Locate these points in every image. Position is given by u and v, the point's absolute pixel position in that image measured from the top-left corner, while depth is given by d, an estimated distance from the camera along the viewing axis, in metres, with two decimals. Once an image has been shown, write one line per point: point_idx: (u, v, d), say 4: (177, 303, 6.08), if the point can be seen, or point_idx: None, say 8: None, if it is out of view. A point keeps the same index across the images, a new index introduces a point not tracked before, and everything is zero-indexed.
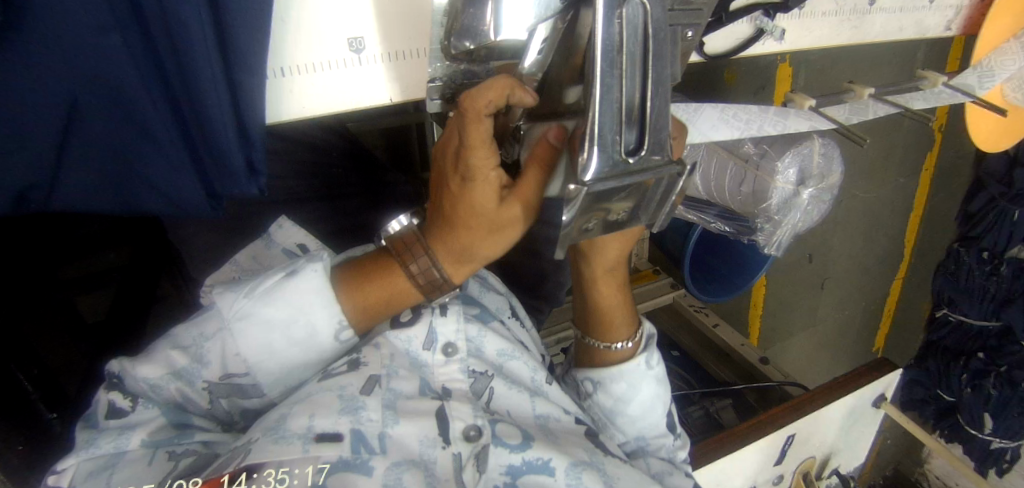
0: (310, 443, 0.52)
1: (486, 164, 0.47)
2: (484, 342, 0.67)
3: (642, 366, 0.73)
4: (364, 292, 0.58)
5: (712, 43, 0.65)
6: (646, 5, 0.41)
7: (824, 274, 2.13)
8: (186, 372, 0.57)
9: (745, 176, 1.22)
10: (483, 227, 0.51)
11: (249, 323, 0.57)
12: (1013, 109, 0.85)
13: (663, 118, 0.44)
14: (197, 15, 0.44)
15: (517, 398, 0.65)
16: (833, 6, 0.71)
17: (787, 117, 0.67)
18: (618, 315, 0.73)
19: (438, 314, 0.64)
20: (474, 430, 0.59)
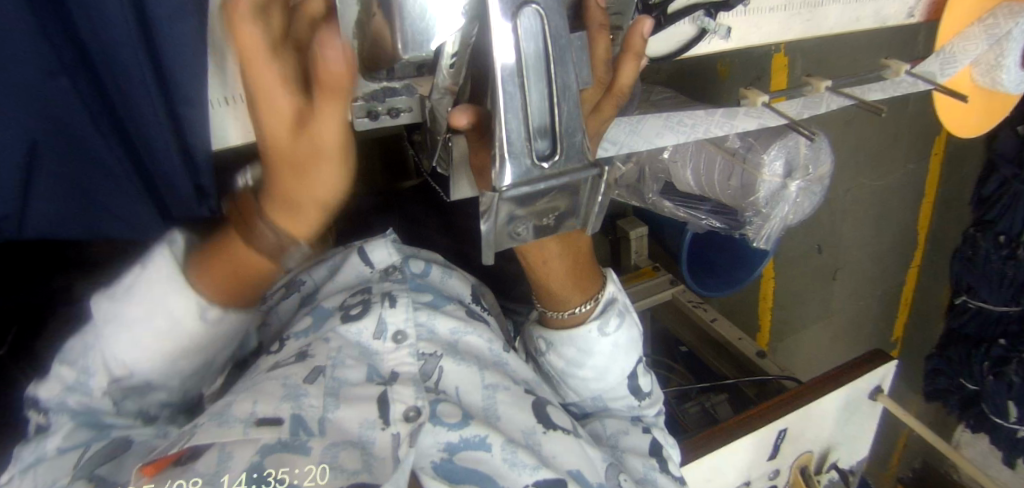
0: (250, 426, 0.53)
1: (271, 87, 0.45)
2: (436, 324, 0.70)
3: (595, 332, 0.75)
4: (212, 262, 0.54)
5: (653, 46, 0.67)
6: (542, 15, 0.43)
7: (836, 264, 2.10)
8: (77, 383, 0.54)
9: (734, 170, 1.29)
10: (301, 155, 0.48)
11: (118, 327, 0.53)
12: (983, 92, 0.83)
13: (574, 122, 0.47)
14: (136, 55, 0.49)
15: (466, 375, 0.68)
16: (782, 1, 0.71)
17: (734, 118, 0.69)
18: (566, 286, 0.73)
19: (386, 306, 0.67)
20: (413, 411, 0.59)
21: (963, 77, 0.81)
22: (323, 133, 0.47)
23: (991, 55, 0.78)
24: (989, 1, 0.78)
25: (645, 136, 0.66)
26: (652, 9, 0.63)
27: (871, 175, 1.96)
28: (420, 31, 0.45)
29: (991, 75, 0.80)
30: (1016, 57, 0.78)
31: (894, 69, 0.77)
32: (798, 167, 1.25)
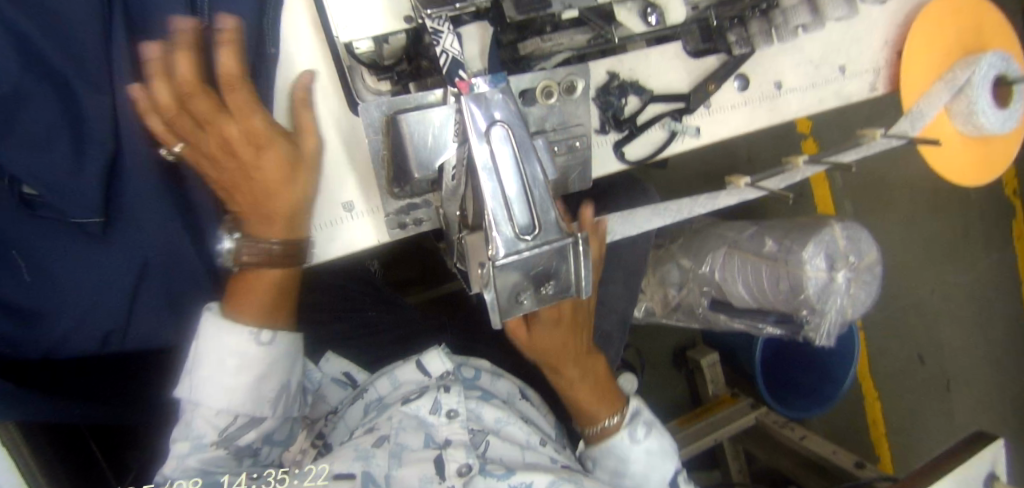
0: (328, 479, 0.64)
1: (228, 122, 0.56)
2: (482, 411, 0.78)
3: (628, 440, 0.80)
4: (251, 301, 0.63)
5: (631, 151, 0.79)
6: (506, 126, 0.57)
7: (945, 373, 1.93)
8: (189, 449, 0.63)
9: (779, 275, 1.30)
10: (256, 178, 0.58)
11: (203, 387, 0.63)
12: (971, 138, 0.88)
13: (545, 202, 0.58)
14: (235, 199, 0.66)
15: (509, 448, 0.74)
16: (740, 99, 0.83)
17: (716, 198, 0.78)
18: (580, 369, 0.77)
19: (442, 391, 0.75)
20: (466, 467, 0.69)
21: (942, 122, 0.86)
22: (267, 157, 0.58)
23: (961, 103, 0.85)
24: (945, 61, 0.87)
25: (636, 224, 0.76)
26: (623, 122, 0.77)
27: (953, 270, 1.94)
28: (429, 152, 0.60)
29: (970, 122, 0.86)
30: (987, 100, 0.85)
31: (870, 135, 0.86)
32: (839, 259, 1.27)
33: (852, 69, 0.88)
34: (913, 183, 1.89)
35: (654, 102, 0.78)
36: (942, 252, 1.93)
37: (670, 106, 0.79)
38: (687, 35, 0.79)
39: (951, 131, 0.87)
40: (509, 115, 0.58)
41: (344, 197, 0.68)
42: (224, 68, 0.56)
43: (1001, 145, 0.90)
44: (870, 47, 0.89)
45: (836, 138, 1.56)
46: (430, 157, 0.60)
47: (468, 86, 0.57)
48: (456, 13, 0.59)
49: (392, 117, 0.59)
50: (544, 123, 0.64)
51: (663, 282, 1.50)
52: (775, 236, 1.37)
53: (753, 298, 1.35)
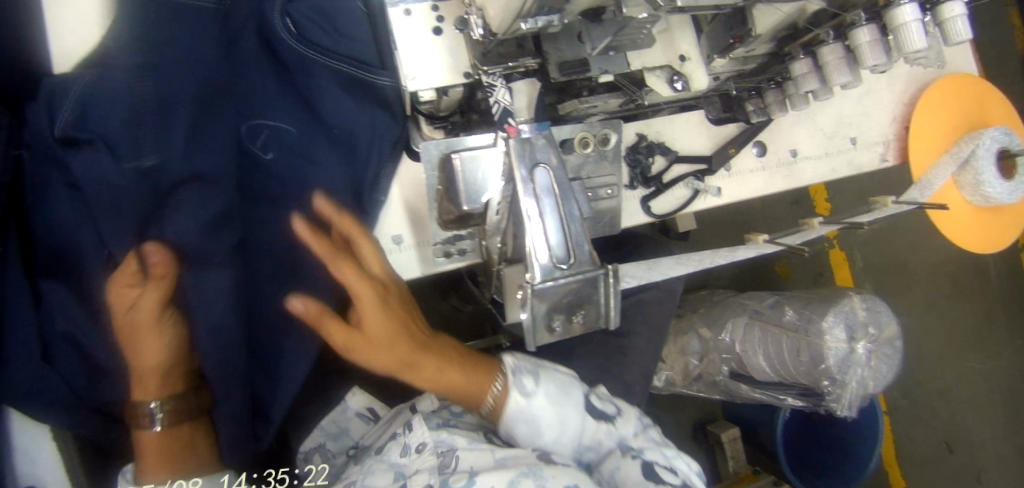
0: None
1: (132, 298, 0.64)
2: (453, 439, 0.75)
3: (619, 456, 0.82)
4: (156, 460, 0.66)
5: (657, 205, 0.85)
6: (549, 169, 0.64)
7: (976, 465, 1.86)
8: None
9: (799, 346, 1.31)
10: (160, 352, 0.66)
11: None
12: (980, 210, 0.94)
13: (580, 237, 0.64)
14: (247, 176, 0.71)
15: (479, 456, 0.72)
16: (758, 165, 0.90)
17: (737, 252, 0.84)
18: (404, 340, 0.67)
19: (405, 431, 0.76)
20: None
21: (950, 190, 0.93)
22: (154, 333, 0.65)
23: (968, 174, 0.92)
24: (951, 136, 0.95)
25: (661, 271, 0.81)
26: (651, 179, 0.84)
27: (978, 357, 1.92)
28: (476, 189, 0.65)
29: (978, 192, 0.92)
30: (993, 172, 0.90)
31: (882, 202, 0.93)
32: (859, 331, 1.28)
33: (863, 141, 0.95)
34: (932, 266, 1.92)
35: (679, 163, 0.86)
36: (967, 336, 1.92)
37: (693, 167, 0.87)
38: (709, 105, 0.88)
39: (961, 202, 0.93)
40: (550, 157, 0.65)
41: (397, 230, 0.76)
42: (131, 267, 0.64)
43: (1009, 215, 0.96)
44: (879, 122, 0.97)
45: (849, 206, 1.61)
46: (476, 193, 0.66)
47: (516, 131, 0.65)
48: (508, 71, 0.68)
49: (447, 156, 0.66)
50: (580, 172, 0.71)
51: (684, 350, 1.49)
52: (795, 307, 1.40)
53: (773, 369, 1.34)
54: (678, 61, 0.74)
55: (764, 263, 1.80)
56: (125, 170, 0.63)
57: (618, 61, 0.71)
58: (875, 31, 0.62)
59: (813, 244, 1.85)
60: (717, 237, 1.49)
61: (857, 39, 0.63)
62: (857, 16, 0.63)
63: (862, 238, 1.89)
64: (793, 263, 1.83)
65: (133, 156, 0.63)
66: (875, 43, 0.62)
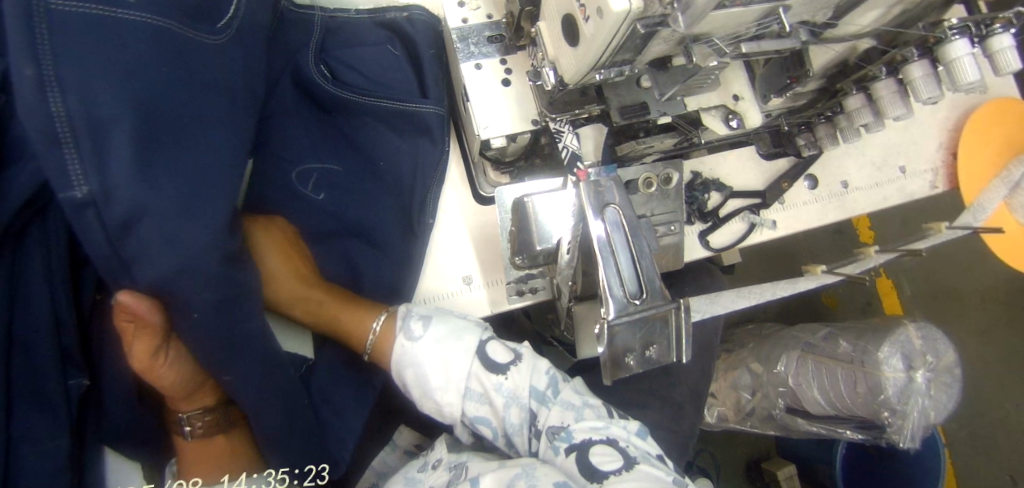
0: None
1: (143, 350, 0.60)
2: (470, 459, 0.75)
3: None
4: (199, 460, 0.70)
5: (715, 240, 0.87)
6: (619, 209, 0.67)
7: None
8: None
9: (855, 377, 1.30)
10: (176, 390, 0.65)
11: None
12: None
13: (651, 272, 0.66)
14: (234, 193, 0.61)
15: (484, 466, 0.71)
16: (811, 197, 0.92)
17: (797, 283, 0.85)
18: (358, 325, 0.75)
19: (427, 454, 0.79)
20: None
21: (1004, 212, 0.94)
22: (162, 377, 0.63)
23: (1021, 196, 0.93)
24: (998, 162, 0.96)
25: (724, 304, 0.82)
26: (707, 215, 0.86)
27: None
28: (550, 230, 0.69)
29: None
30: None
31: (935, 228, 0.94)
32: (917, 360, 1.26)
33: (912, 170, 0.97)
34: (982, 292, 1.88)
35: (734, 198, 0.88)
36: None
37: (748, 202, 0.89)
38: (759, 141, 0.90)
39: (1017, 225, 0.94)
40: (620, 198, 0.68)
41: (467, 271, 0.79)
42: (139, 318, 0.58)
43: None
44: (927, 150, 0.98)
45: (895, 235, 1.59)
46: (546, 232, 0.69)
47: (585, 174, 0.69)
48: (574, 117, 0.73)
49: (520, 200, 0.70)
50: (645, 210, 0.73)
51: (736, 384, 1.46)
52: (848, 338, 1.38)
53: (830, 403, 1.31)
54: (732, 101, 0.77)
55: (809, 293, 1.79)
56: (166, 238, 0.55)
57: (676, 103, 0.74)
58: (927, 65, 0.62)
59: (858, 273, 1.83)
60: (762, 270, 1.49)
61: (909, 75, 0.63)
62: (908, 53, 0.63)
63: (907, 266, 1.87)
64: (839, 293, 1.81)
65: (167, 216, 0.55)
66: (928, 77, 0.62)
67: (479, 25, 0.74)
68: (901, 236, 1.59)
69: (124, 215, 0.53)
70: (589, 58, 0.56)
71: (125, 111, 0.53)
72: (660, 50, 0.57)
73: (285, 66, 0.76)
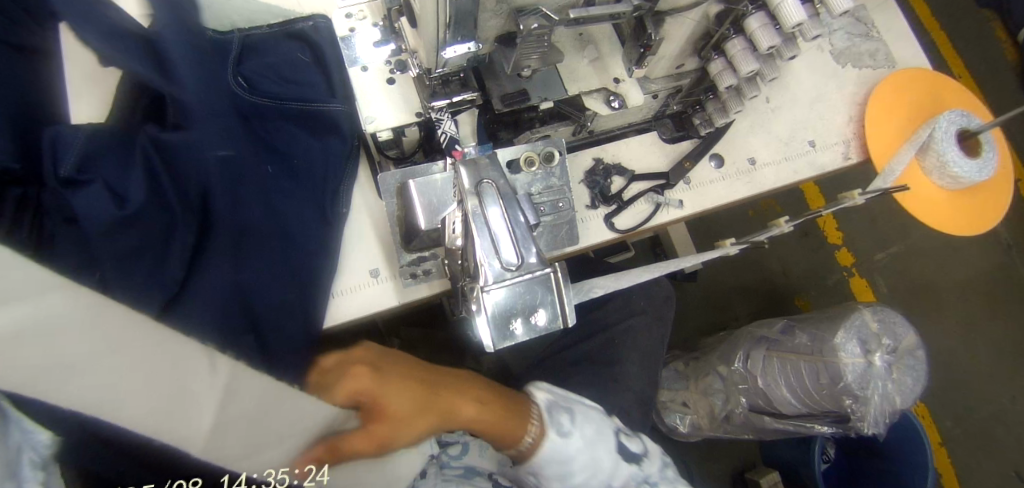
0: None
1: None
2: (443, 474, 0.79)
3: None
4: None
5: (621, 221, 0.90)
6: (494, 183, 0.70)
7: None
8: None
9: (817, 369, 1.26)
10: None
11: None
12: (956, 192, 0.93)
13: (527, 241, 0.69)
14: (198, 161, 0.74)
15: None
16: (717, 175, 0.94)
17: (702, 254, 0.86)
18: (505, 418, 0.73)
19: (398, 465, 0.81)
20: None
21: (915, 173, 0.93)
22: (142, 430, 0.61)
23: (931, 157, 0.92)
24: (909, 128, 0.97)
25: (628, 278, 0.83)
26: (610, 198, 0.89)
27: None
28: (433, 210, 0.72)
29: (945, 174, 0.91)
30: (955, 151, 0.90)
31: (848, 196, 0.94)
32: (875, 344, 1.24)
33: (821, 143, 0.99)
34: (963, 283, 1.84)
35: (636, 181, 0.91)
36: (1016, 353, 1.80)
37: (652, 183, 0.91)
38: (663, 126, 0.94)
39: (933, 188, 0.93)
40: (495, 173, 0.71)
41: (374, 264, 0.83)
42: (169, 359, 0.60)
43: (987, 192, 0.95)
44: (836, 124, 1.00)
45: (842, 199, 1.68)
46: (435, 212, 0.72)
47: (461, 154, 0.73)
48: (454, 106, 0.76)
49: (403, 184, 0.73)
50: (532, 188, 0.76)
51: (706, 392, 1.46)
52: (807, 330, 1.36)
53: (800, 401, 1.29)
54: (612, 83, 0.81)
55: (780, 293, 1.78)
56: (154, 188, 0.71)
57: (555, 88, 0.78)
58: (763, 17, 0.67)
59: (829, 272, 1.82)
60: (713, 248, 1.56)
61: (748, 28, 0.67)
62: (744, 7, 0.67)
63: (881, 262, 1.84)
64: (811, 295, 1.79)
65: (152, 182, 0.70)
66: (766, 26, 0.66)
67: (368, 30, 0.80)
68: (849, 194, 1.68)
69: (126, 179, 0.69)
70: (430, 35, 0.61)
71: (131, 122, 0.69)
72: (497, 25, 0.62)
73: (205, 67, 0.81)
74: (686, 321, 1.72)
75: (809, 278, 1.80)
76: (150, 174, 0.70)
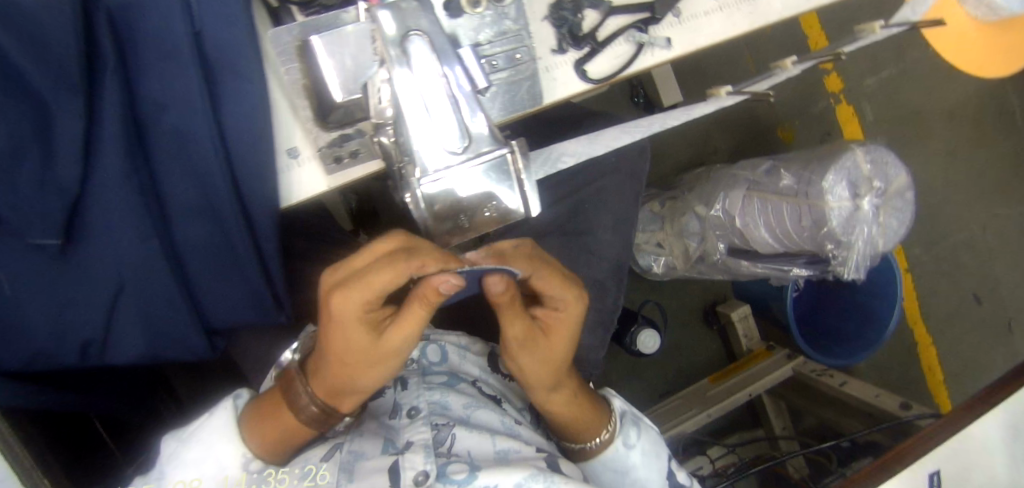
0: None
1: (355, 314, 0.56)
2: (448, 400, 0.72)
3: (623, 449, 0.75)
4: (270, 437, 0.62)
5: (594, 68, 0.73)
6: (423, 35, 0.52)
7: (1006, 312, 1.81)
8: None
9: (801, 211, 1.19)
10: (361, 362, 0.59)
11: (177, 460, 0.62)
12: (990, 24, 0.79)
13: (473, 115, 0.53)
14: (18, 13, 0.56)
15: (477, 439, 0.68)
16: (715, 4, 0.76)
17: (693, 109, 0.71)
18: (588, 418, 0.74)
19: (399, 390, 0.74)
20: (422, 475, 0.60)
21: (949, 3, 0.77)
22: (404, 332, 0.58)
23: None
24: None
25: (603, 142, 0.69)
26: (583, 39, 0.71)
27: (1008, 201, 1.79)
28: (352, 72, 0.55)
29: (984, 6, 0.76)
30: None
31: (868, 30, 0.78)
32: (864, 186, 1.15)
33: None
34: (955, 109, 1.74)
35: (615, 14, 0.72)
36: (992, 180, 1.77)
37: (634, 17, 0.73)
38: None
39: (965, 20, 0.78)
40: (431, 23, 0.53)
41: (289, 143, 0.67)
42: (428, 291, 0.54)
43: (1022, 28, 0.82)
44: None
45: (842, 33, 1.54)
46: (356, 76, 0.55)
47: (380, 1, 0.55)
48: None
49: (306, 42, 0.55)
50: (479, 36, 0.59)
51: (683, 232, 1.39)
52: (794, 170, 1.26)
53: (778, 241, 1.23)
54: None
55: (764, 126, 1.64)
56: (6, 65, 0.56)
57: None
58: None
59: (817, 99, 1.67)
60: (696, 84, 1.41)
61: None
62: None
63: (872, 88, 1.69)
64: (796, 123, 1.66)
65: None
66: None
67: None
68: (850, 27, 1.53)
69: None
70: None
71: None
72: None
73: None
74: (664, 160, 1.60)
75: (796, 105, 1.65)
76: None
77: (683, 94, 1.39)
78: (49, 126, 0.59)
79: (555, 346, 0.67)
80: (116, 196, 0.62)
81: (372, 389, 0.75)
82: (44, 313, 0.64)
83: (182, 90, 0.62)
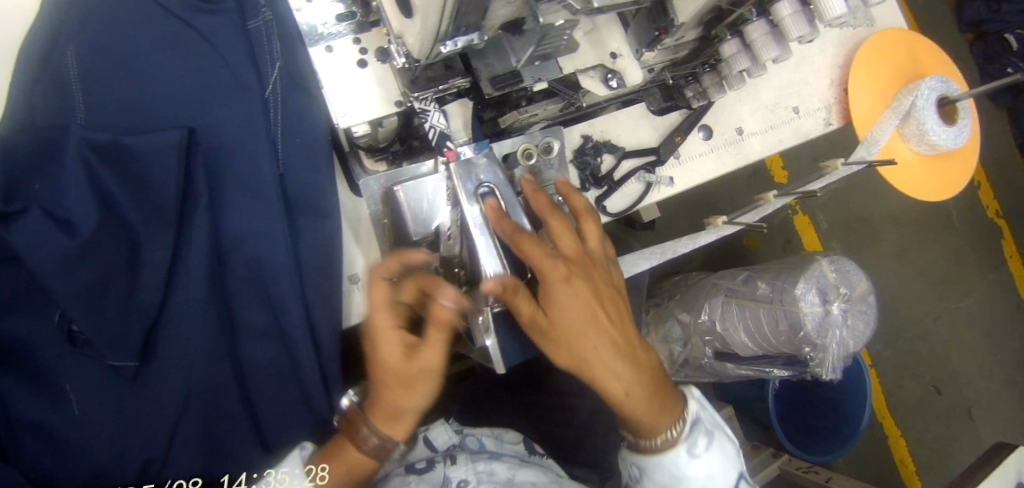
0: None
1: (388, 318, 0.61)
2: (493, 471, 0.78)
3: (686, 456, 0.62)
4: (333, 467, 0.60)
5: (610, 204, 0.85)
6: (496, 188, 0.63)
7: (966, 402, 1.95)
8: None
9: (777, 316, 1.31)
10: (398, 381, 0.61)
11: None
12: (932, 156, 0.94)
13: (535, 251, 0.65)
14: (129, 163, 0.64)
15: None
16: (707, 147, 0.90)
17: (697, 237, 0.84)
18: (648, 402, 0.61)
19: (448, 463, 0.79)
20: None
21: (895, 143, 0.93)
22: (431, 353, 0.61)
23: (911, 125, 0.92)
24: (890, 93, 0.95)
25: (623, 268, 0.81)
26: (601, 179, 0.84)
27: (953, 297, 1.98)
28: (423, 217, 0.65)
29: (924, 142, 0.92)
30: (934, 120, 0.91)
31: (832, 166, 0.93)
32: (832, 293, 1.29)
33: (806, 109, 0.96)
34: (896, 217, 1.96)
35: (628, 158, 0.85)
36: (936, 278, 1.97)
37: (643, 160, 0.86)
38: (649, 97, 0.88)
39: (911, 153, 0.93)
40: (495, 176, 0.64)
41: (352, 269, 0.75)
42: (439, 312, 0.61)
43: (963, 154, 0.97)
44: (819, 88, 0.97)
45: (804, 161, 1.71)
46: (427, 220, 0.65)
47: (455, 155, 0.64)
48: (440, 94, 0.66)
49: (388, 190, 0.65)
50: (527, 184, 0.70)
51: (666, 338, 1.48)
52: (767, 279, 1.40)
53: (756, 344, 1.35)
54: (610, 59, 0.74)
55: (732, 236, 1.82)
56: (108, 203, 0.63)
57: (550, 66, 0.70)
58: (795, 2, 0.60)
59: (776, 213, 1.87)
60: (674, 203, 1.57)
61: (779, 13, 0.61)
62: None
63: (823, 201, 1.91)
64: (759, 234, 1.84)
65: (83, 193, 0.61)
66: (797, 12, 0.61)
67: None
68: (807, 150, 1.72)
69: (65, 190, 0.61)
70: (427, 30, 0.50)
71: (33, 145, 0.60)
72: (508, 13, 0.52)
73: (110, 35, 0.66)
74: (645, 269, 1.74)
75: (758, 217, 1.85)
76: (75, 182, 0.61)
77: (661, 211, 1.55)
78: (136, 256, 0.65)
79: (584, 321, 0.60)
80: (193, 319, 0.67)
81: (421, 461, 0.80)
82: (108, 435, 0.65)
83: (266, 224, 0.70)
